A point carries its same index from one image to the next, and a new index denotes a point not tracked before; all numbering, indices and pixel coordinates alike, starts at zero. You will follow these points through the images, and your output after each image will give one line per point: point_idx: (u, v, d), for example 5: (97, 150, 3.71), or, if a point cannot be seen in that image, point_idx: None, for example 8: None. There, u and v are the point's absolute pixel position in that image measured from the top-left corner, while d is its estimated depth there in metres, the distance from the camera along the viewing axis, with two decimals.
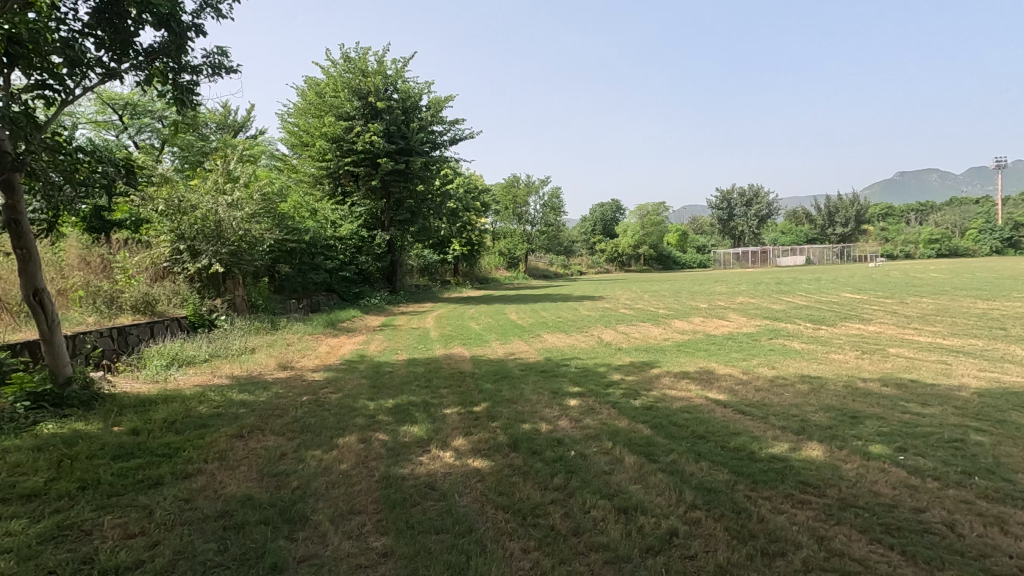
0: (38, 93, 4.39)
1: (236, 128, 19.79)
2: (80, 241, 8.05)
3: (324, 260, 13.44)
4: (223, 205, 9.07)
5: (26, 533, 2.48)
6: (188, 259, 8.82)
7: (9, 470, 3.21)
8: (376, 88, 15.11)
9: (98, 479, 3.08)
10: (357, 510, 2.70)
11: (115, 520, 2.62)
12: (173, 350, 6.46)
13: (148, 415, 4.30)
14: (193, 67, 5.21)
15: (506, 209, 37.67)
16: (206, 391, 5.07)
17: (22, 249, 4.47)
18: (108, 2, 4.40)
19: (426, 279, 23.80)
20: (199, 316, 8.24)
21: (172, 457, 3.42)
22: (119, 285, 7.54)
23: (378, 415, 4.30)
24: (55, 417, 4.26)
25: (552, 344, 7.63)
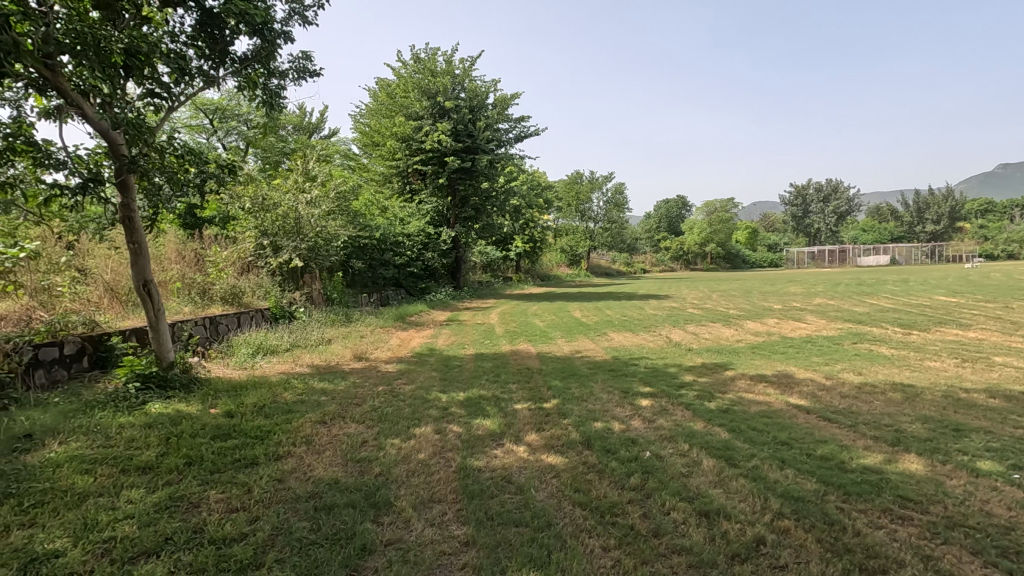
0: (149, 101, 4.79)
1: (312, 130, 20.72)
2: (178, 236, 8.72)
3: (394, 256, 13.88)
4: (303, 203, 9.57)
5: (144, 502, 2.74)
6: (270, 254, 9.39)
7: (127, 444, 3.55)
8: (445, 87, 15.39)
9: (201, 456, 3.34)
10: (437, 499, 2.78)
11: (219, 494, 2.83)
12: (259, 340, 6.89)
13: (240, 399, 4.62)
14: (281, 72, 5.53)
15: (569, 206, 37.40)
16: (291, 379, 5.38)
17: (133, 244, 4.90)
18: (209, 16, 4.72)
19: (489, 275, 24.10)
20: (280, 308, 8.75)
21: (264, 439, 3.65)
22: (211, 277, 8.12)
23: (451, 407, 4.41)
24: (161, 398, 4.66)
25: (620, 343, 7.54)
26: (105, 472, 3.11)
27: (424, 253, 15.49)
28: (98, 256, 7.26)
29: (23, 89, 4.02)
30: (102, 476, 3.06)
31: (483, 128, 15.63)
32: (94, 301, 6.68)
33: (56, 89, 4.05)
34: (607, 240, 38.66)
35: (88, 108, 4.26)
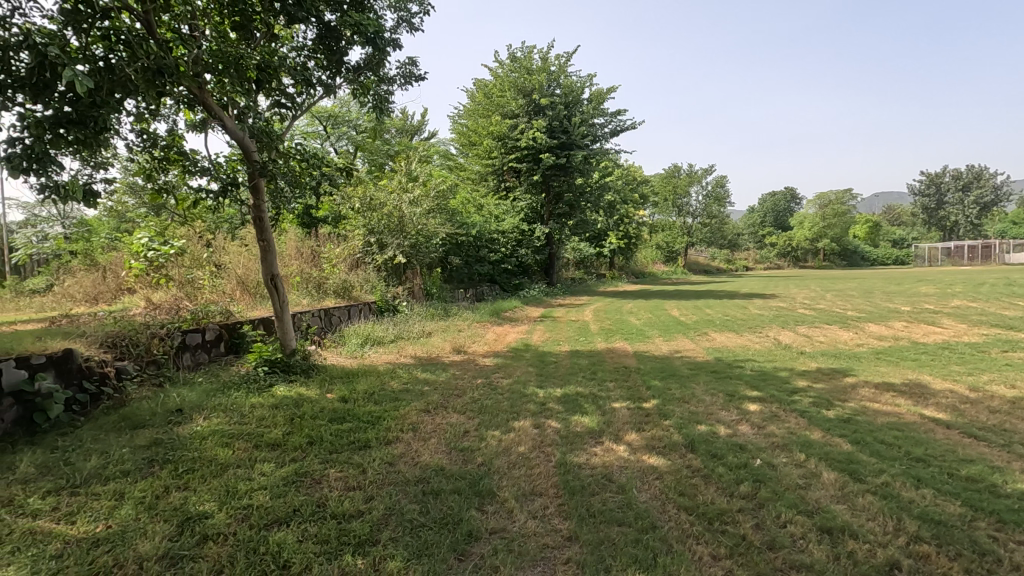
0: (276, 111, 5.24)
1: (413, 133, 21.69)
2: (297, 235, 9.51)
3: (489, 253, 14.20)
4: (406, 202, 10.06)
5: (274, 475, 3.02)
6: (376, 251, 9.96)
7: (258, 422, 3.94)
8: (540, 84, 15.48)
9: (321, 437, 3.63)
10: (538, 492, 2.81)
11: (337, 473, 3.06)
12: (366, 331, 7.35)
13: (352, 386, 4.96)
14: (390, 77, 5.83)
15: (665, 201, 36.13)
16: (396, 368, 5.69)
17: (263, 242, 5.41)
18: (328, 30, 5.06)
19: (582, 271, 23.94)
20: (385, 302, 9.28)
21: (375, 424, 3.89)
22: (325, 273, 8.79)
23: (548, 403, 4.43)
24: (285, 381, 5.12)
25: (722, 343, 7.18)
26: (242, 446, 3.49)
27: (518, 250, 15.73)
28: (232, 253, 8.09)
29: (176, 106, 4.56)
30: (239, 450, 3.42)
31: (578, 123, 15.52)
32: (229, 293, 7.47)
33: (202, 105, 4.54)
34: (706, 236, 36.94)
35: (227, 120, 4.78)
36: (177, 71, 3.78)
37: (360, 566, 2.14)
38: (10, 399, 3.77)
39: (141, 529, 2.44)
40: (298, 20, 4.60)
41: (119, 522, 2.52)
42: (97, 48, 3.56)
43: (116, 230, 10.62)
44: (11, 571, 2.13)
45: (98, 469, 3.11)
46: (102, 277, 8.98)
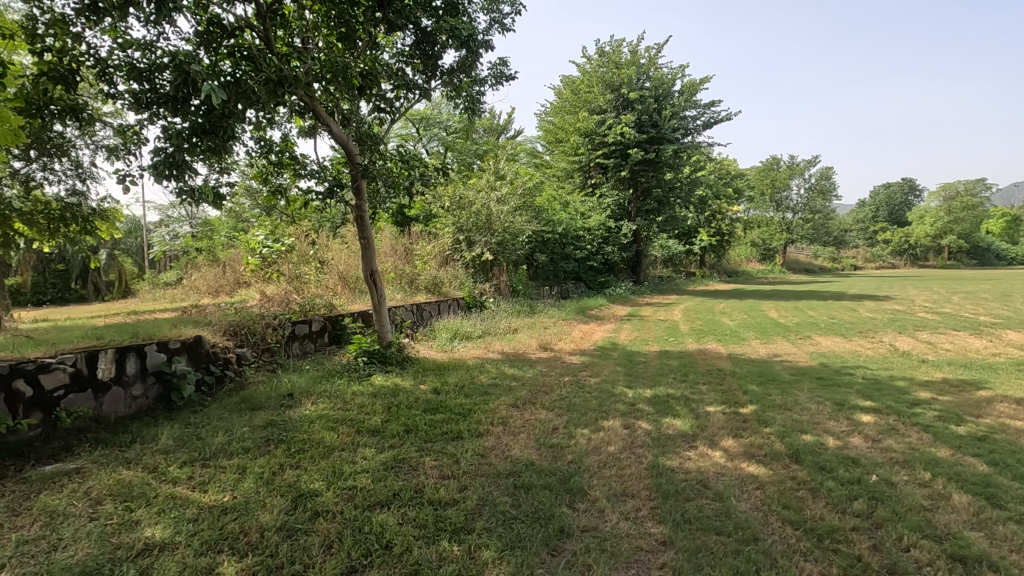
0: (376, 115, 5.51)
1: (500, 132, 22.01)
2: (392, 233, 9.98)
3: (574, 250, 14.14)
4: (494, 200, 10.23)
5: (375, 459, 3.21)
6: (465, 248, 10.23)
7: (360, 409, 4.19)
8: (629, 78, 15.11)
9: (416, 426, 3.79)
10: (630, 493, 2.76)
11: (432, 461, 3.18)
12: (456, 326, 7.58)
13: (444, 378, 5.14)
14: (482, 78, 5.96)
15: (762, 196, 34.07)
16: (485, 363, 5.82)
17: (364, 240, 5.71)
18: (424, 35, 5.23)
19: (670, 270, 23.19)
20: (473, 298, 9.53)
21: (466, 417, 4.00)
22: (417, 270, 9.17)
23: (638, 403, 4.34)
24: (381, 371, 5.41)
25: (828, 348, 6.67)
26: (346, 430, 3.73)
27: (603, 247, 15.35)
28: (334, 250, 8.64)
29: (289, 114, 4.91)
30: (343, 434, 3.66)
31: (668, 116, 15.01)
32: (331, 288, 8.00)
33: (313, 113, 4.85)
34: (808, 232, 34.41)
35: (335, 126, 5.12)
36: (295, 82, 4.06)
37: (456, 553, 2.22)
38: (152, 379, 4.28)
39: (261, 502, 2.68)
40: (398, 28, 4.82)
41: (242, 494, 2.78)
42: (226, 65, 3.98)
43: (234, 229, 11.72)
44: (157, 530, 2.42)
45: (224, 445, 3.46)
46: (223, 272, 9.92)
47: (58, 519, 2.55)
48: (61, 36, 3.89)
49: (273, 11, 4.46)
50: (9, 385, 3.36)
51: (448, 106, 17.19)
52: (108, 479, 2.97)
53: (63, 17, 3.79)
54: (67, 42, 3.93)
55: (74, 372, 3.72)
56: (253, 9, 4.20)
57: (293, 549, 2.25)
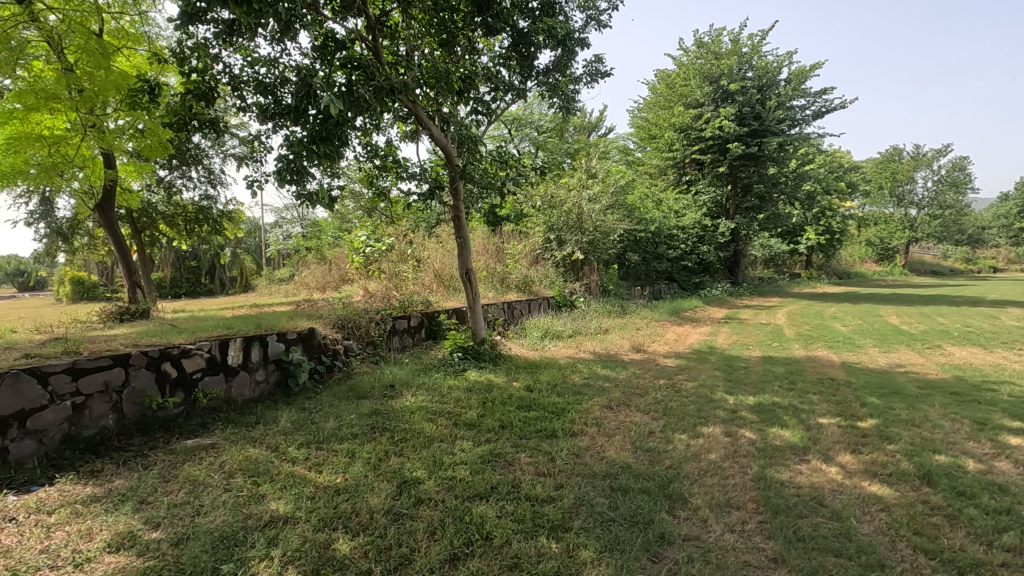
0: (473, 116, 5.64)
1: (591, 130, 21.73)
2: (484, 232, 10.23)
3: (667, 249, 13.71)
4: (585, 199, 10.12)
5: (472, 452, 3.30)
6: (556, 247, 10.25)
7: (456, 402, 4.33)
8: (729, 69, 14.33)
9: (511, 422, 3.85)
10: (736, 505, 2.63)
11: (527, 458, 3.22)
12: (546, 325, 7.62)
13: (536, 376, 5.18)
14: (577, 77, 5.93)
15: (879, 190, 31.07)
16: (576, 363, 5.79)
17: (460, 239, 5.88)
18: (521, 36, 5.29)
19: (771, 271, 21.80)
20: (563, 297, 9.52)
21: (560, 415, 4.00)
22: (509, 269, 9.36)
23: (740, 411, 4.12)
24: (475, 367, 5.56)
25: (963, 359, 5.94)
26: (444, 422, 3.87)
27: (699, 246, 14.83)
28: (430, 249, 8.99)
29: (393, 120, 5.18)
30: (441, 426, 3.80)
31: (773, 107, 14.11)
32: (428, 285, 8.33)
33: (415, 117, 5.08)
34: (935, 230, 30.88)
35: (434, 129, 5.34)
36: (403, 90, 4.28)
37: (554, 550, 2.23)
38: (273, 366, 4.70)
39: (370, 485, 2.85)
40: (496, 31, 4.91)
41: (352, 476, 2.97)
42: (340, 76, 4.30)
43: (340, 230, 12.55)
44: (281, 505, 2.65)
45: (334, 430, 3.71)
46: (329, 269, 10.63)
47: (199, 487, 2.87)
48: (202, 58, 4.37)
49: (382, 22, 4.72)
50: (159, 366, 3.83)
51: (539, 106, 17.21)
52: (239, 455, 3.29)
53: (205, 41, 4.27)
54: (207, 63, 4.42)
55: (210, 357, 4.18)
56: (363, 21, 4.48)
57: (400, 533, 2.37)
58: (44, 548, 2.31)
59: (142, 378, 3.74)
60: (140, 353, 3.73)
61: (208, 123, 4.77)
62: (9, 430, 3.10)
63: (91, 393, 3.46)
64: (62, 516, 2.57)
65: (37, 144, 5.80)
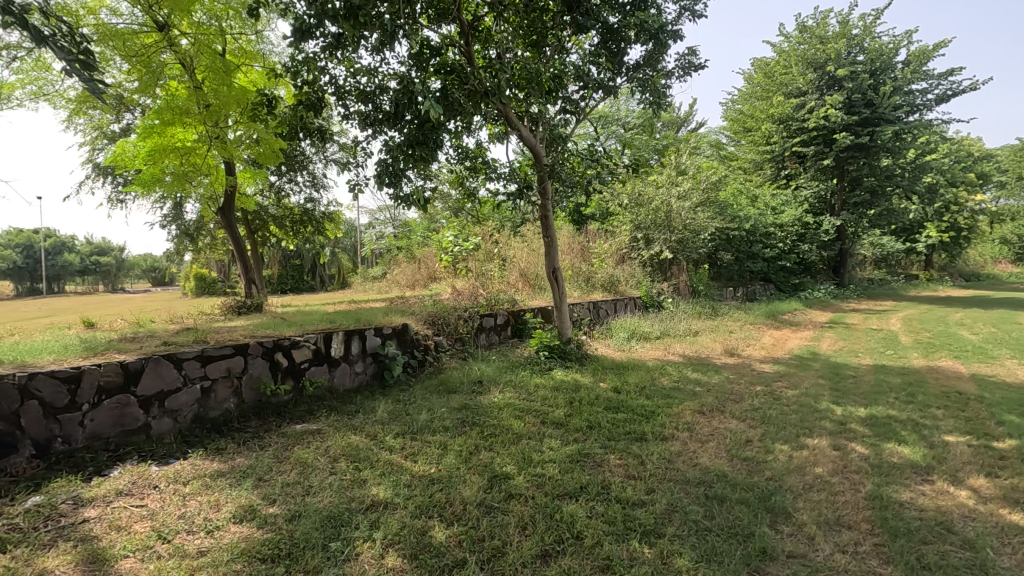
0: (561, 115, 5.62)
1: (680, 124, 20.98)
2: (569, 231, 10.24)
3: (763, 248, 12.99)
4: (675, 196, 9.78)
5: (561, 451, 3.31)
6: (643, 246, 10.03)
7: (544, 401, 4.36)
8: (837, 53, 13.24)
9: (599, 422, 3.81)
10: (846, 524, 2.44)
11: (617, 460, 3.17)
12: (633, 326, 7.47)
13: (624, 377, 5.09)
14: (669, 71, 5.75)
15: (1017, 181, 27.42)
16: (666, 365, 5.63)
17: (547, 238, 5.90)
18: (610, 33, 5.22)
19: (883, 272, 19.93)
20: (650, 298, 9.30)
21: (649, 418, 3.91)
22: (595, 268, 9.53)
23: (849, 423, 3.81)
24: (561, 366, 5.56)
25: None
26: (532, 420, 3.91)
27: (799, 245, 13.79)
28: (516, 248, 9.09)
29: (484, 121, 5.29)
30: (529, 423, 3.84)
31: (888, 92, 12.89)
32: (513, 284, 8.43)
33: (506, 118, 5.14)
34: None
35: (524, 130, 5.39)
36: (498, 92, 4.33)
37: (647, 555, 2.19)
38: (370, 358, 4.97)
39: (462, 477, 2.94)
40: (587, 29, 4.89)
41: (445, 468, 3.08)
42: (435, 81, 4.50)
43: (428, 230, 13.03)
44: (381, 490, 2.80)
45: (427, 422, 3.87)
46: (418, 268, 11.05)
47: (308, 469, 3.11)
48: (311, 71, 4.72)
49: (476, 27, 4.87)
50: (272, 356, 4.19)
51: (625, 102, 16.84)
52: (342, 441, 3.52)
53: (314, 55, 4.60)
54: (315, 75, 4.76)
55: (316, 349, 4.50)
56: (458, 28, 4.66)
57: (493, 525, 2.42)
58: (181, 514, 2.60)
59: (258, 367, 4.10)
60: (257, 343, 4.10)
61: (314, 132, 5.14)
62: (152, 408, 3.52)
63: (216, 378, 3.86)
64: (195, 487, 2.88)
65: (173, 155, 6.51)
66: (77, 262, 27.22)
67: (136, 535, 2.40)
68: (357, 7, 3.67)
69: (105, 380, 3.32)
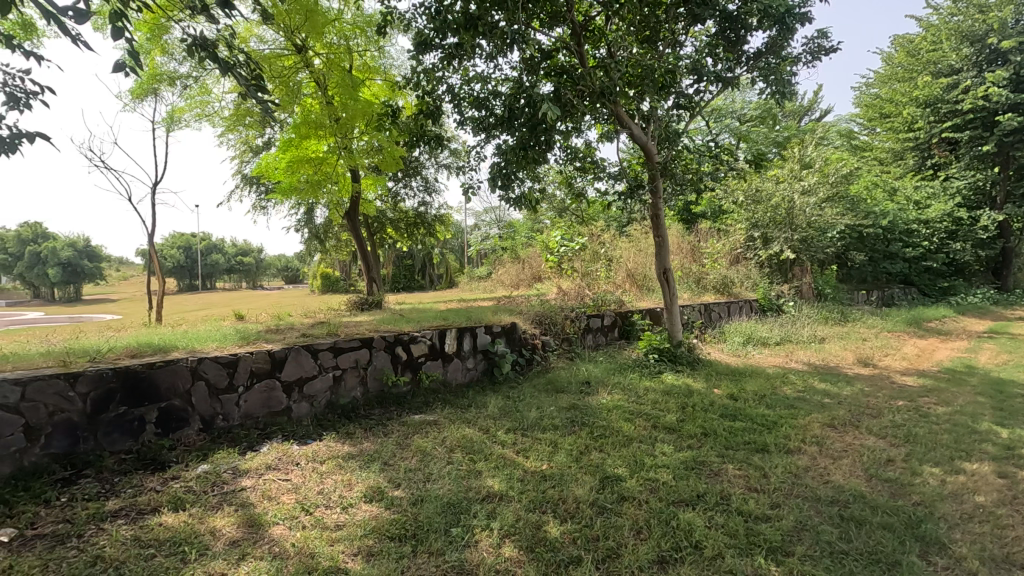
0: (675, 110, 5.40)
1: (804, 113, 19.37)
2: (678, 230, 10.20)
3: (903, 247, 11.70)
4: (799, 191, 9.02)
5: (675, 457, 3.21)
6: (760, 246, 9.44)
7: (654, 404, 4.26)
8: (1002, 22, 11.50)
9: (715, 430, 3.64)
10: (1018, 564, 2.13)
11: (736, 471, 3.01)
12: (750, 330, 7.04)
13: (741, 384, 4.81)
14: (795, 57, 5.35)
15: None
16: (788, 373, 5.25)
17: (658, 237, 5.73)
18: (729, 21, 4.98)
19: None
20: (768, 301, 8.75)
21: (771, 429, 3.67)
22: (707, 268, 9.31)
23: (1019, 448, 3.30)
24: (672, 370, 5.38)
25: None
26: (643, 423, 3.83)
27: (948, 243, 12.15)
28: (623, 248, 8.96)
29: (593, 121, 5.25)
30: (640, 427, 3.77)
31: None
32: (620, 285, 8.36)
33: (617, 117, 5.06)
34: None
35: (634, 127, 5.28)
36: (616, 91, 4.25)
37: (774, 573, 2.07)
38: (481, 355, 5.16)
39: (573, 476, 2.96)
40: (703, 19, 4.70)
41: (557, 466, 3.12)
42: (547, 83, 4.57)
43: (533, 231, 13.24)
44: (495, 482, 2.90)
45: (537, 420, 3.94)
46: (523, 267, 11.23)
47: (428, 457, 3.30)
48: (430, 81, 5.00)
49: (588, 28, 4.89)
50: (393, 350, 4.50)
51: (741, 93, 15.87)
52: (457, 433, 3.69)
53: (432, 67, 4.87)
54: (433, 85, 5.03)
55: (431, 344, 4.76)
56: (569, 30, 4.70)
57: (607, 526, 2.42)
58: (320, 490, 2.88)
59: (381, 359, 4.42)
60: (381, 338, 4.42)
61: (431, 139, 5.44)
62: (293, 393, 3.94)
63: (346, 368, 4.22)
64: (331, 466, 3.18)
65: (307, 165, 7.18)
66: (225, 262, 30.95)
67: (284, 505, 2.70)
68: (476, 17, 3.85)
69: (256, 366, 3.76)
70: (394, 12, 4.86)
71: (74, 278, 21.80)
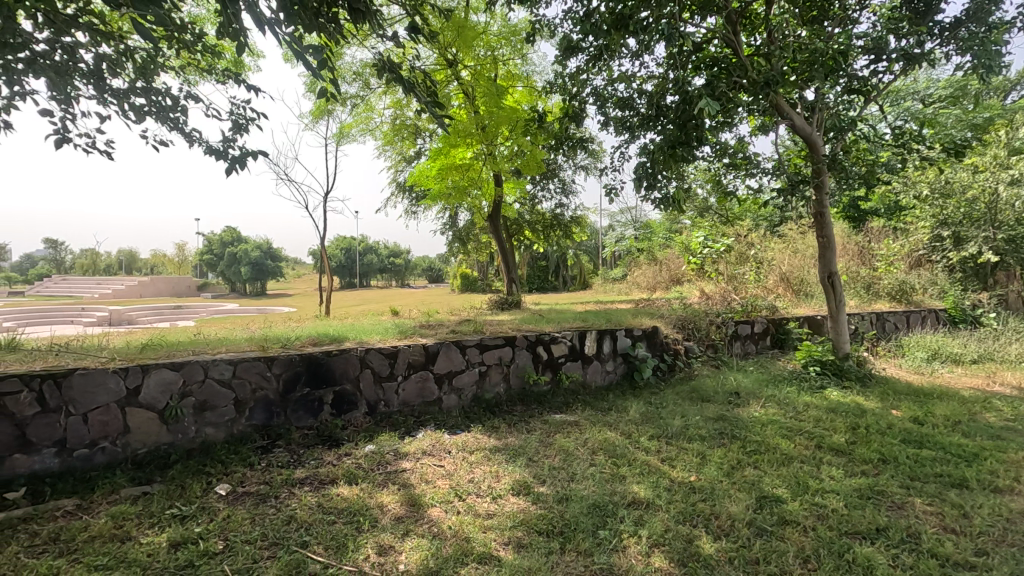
0: (847, 94, 4.80)
1: (1011, 88, 16.27)
2: (846, 228, 9.48)
3: None
4: (1005, 181, 7.35)
5: (846, 483, 2.87)
6: (950, 246, 8.12)
7: (816, 422, 3.86)
8: None
9: (896, 457, 3.20)
10: None
11: (926, 506, 2.62)
12: (936, 344, 6.07)
13: (928, 407, 4.17)
14: (1007, 21, 4.51)
15: None
16: (991, 397, 4.43)
17: (823, 238, 5.18)
18: None
19: None
20: (961, 312, 7.51)
21: (971, 462, 3.13)
22: (878, 272, 8.28)
23: None
24: (837, 385, 4.82)
25: None
26: (804, 442, 3.49)
27: None
28: (775, 250, 8.29)
29: (747, 113, 4.90)
30: (801, 446, 3.44)
31: None
32: (772, 289, 7.70)
33: (777, 109, 4.67)
34: None
35: (796, 117, 4.81)
36: (779, 81, 3.90)
37: None
38: (620, 358, 5.10)
39: (726, 492, 2.79)
40: None
41: (706, 478, 2.97)
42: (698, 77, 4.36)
43: (672, 231, 12.73)
44: (641, 489, 2.84)
45: (682, 429, 3.78)
46: (662, 269, 10.87)
47: (570, 457, 3.33)
48: (575, 84, 5.02)
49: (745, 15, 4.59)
50: (535, 349, 4.62)
51: (927, 71, 13.75)
52: (599, 436, 3.67)
53: (578, 69, 4.89)
54: (578, 88, 5.05)
55: (571, 345, 4.80)
56: (723, 19, 4.45)
57: (768, 549, 2.24)
58: (470, 479, 3.05)
59: (523, 358, 4.57)
60: (523, 337, 4.57)
61: (574, 141, 5.49)
62: (443, 384, 4.22)
63: (491, 365, 4.42)
64: (479, 457, 3.35)
65: (455, 172, 7.63)
66: (379, 262, 34.04)
67: (439, 490, 2.90)
68: (627, 16, 3.82)
69: (413, 358, 4.09)
70: (541, 20, 4.98)
71: (260, 275, 25.40)
